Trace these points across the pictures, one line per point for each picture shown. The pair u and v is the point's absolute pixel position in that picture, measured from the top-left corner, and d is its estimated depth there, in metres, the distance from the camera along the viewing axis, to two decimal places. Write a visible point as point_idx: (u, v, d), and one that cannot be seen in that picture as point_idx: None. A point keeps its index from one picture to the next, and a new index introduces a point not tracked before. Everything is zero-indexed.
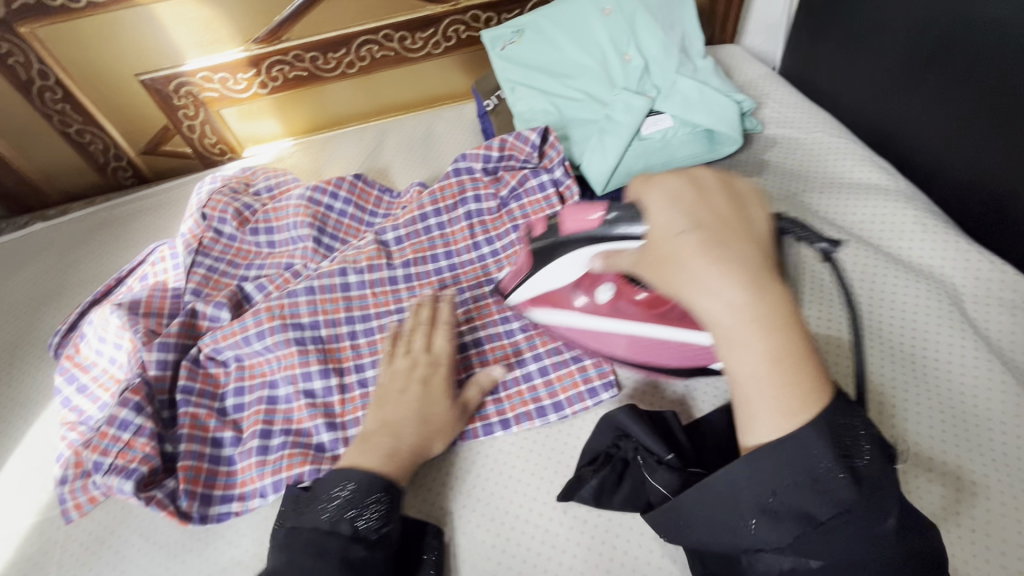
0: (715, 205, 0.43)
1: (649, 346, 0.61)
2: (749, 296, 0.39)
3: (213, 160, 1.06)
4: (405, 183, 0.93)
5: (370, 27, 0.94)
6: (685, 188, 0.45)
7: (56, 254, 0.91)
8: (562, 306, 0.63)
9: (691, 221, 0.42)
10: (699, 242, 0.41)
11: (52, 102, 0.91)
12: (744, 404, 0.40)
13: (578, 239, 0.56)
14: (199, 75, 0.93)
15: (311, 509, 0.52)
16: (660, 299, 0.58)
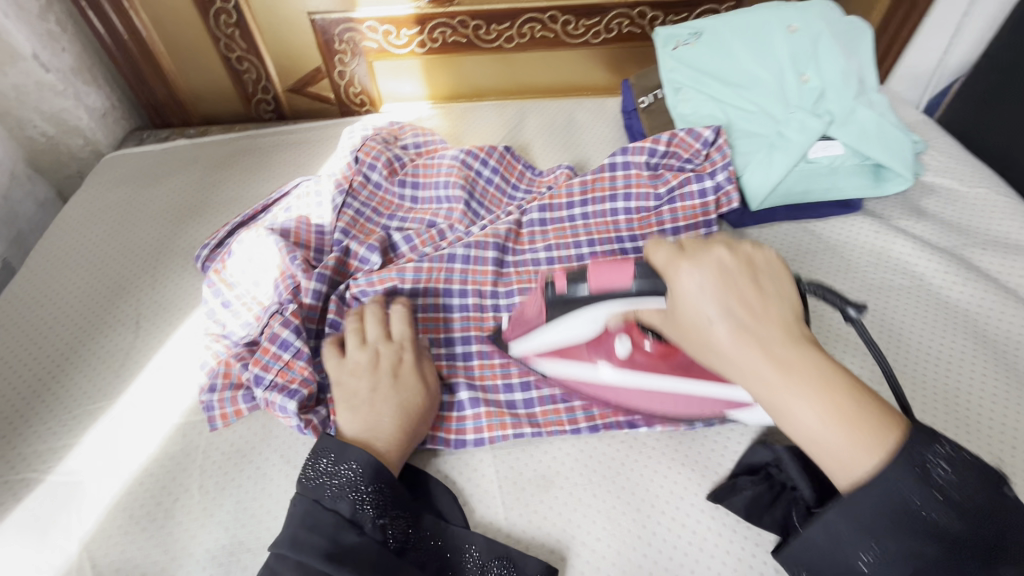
0: (741, 288, 0.44)
1: (697, 401, 0.60)
2: (779, 371, 0.41)
3: (351, 110, 1.08)
4: (545, 164, 0.94)
5: (540, 5, 0.95)
6: (722, 275, 0.44)
7: (199, 172, 0.93)
8: (573, 356, 0.63)
9: (721, 308, 0.43)
10: (732, 331, 0.42)
11: (225, 26, 0.93)
12: (822, 454, 0.41)
13: (604, 293, 0.57)
14: (366, 24, 0.95)
15: (315, 479, 0.53)
16: (672, 349, 0.59)
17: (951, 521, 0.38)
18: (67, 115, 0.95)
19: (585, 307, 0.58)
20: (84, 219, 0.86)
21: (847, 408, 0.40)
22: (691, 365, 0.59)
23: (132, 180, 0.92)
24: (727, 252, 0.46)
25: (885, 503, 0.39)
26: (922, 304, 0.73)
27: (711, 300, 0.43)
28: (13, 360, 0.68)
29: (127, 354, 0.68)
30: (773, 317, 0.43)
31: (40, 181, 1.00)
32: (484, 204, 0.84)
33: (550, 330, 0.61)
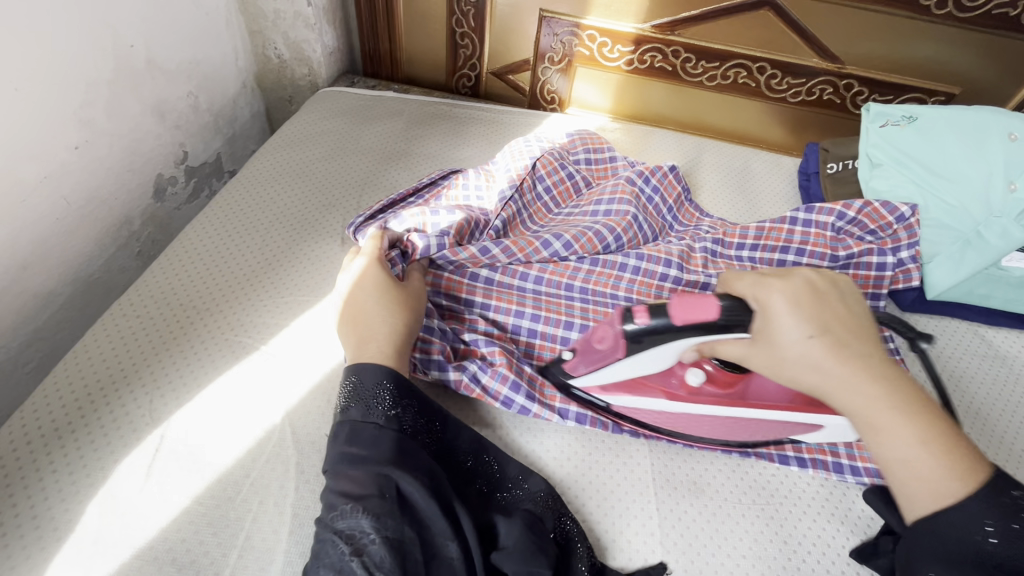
0: (834, 308, 0.53)
1: (753, 431, 0.61)
2: (880, 382, 0.50)
3: (539, 105, 1.15)
4: (714, 204, 0.97)
5: (754, 54, 0.99)
6: (808, 291, 0.53)
7: (404, 123, 1.02)
8: (643, 390, 0.62)
9: (816, 325, 0.51)
10: (826, 346, 0.51)
11: (464, 4, 1.03)
12: (910, 479, 0.48)
13: (689, 329, 0.55)
14: (587, 32, 1.02)
15: (347, 398, 0.55)
16: (734, 378, 0.62)
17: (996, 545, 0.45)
18: (305, 46, 1.06)
19: (666, 341, 0.57)
20: (303, 137, 0.96)
21: (946, 436, 0.49)
22: (745, 396, 0.62)
23: (352, 114, 1.02)
24: (811, 272, 0.56)
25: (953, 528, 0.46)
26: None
27: (799, 322, 0.51)
28: (238, 240, 0.78)
29: (334, 263, 0.76)
30: (859, 331, 0.53)
31: (257, 96, 1.13)
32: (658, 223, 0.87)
33: (617, 367, 0.61)
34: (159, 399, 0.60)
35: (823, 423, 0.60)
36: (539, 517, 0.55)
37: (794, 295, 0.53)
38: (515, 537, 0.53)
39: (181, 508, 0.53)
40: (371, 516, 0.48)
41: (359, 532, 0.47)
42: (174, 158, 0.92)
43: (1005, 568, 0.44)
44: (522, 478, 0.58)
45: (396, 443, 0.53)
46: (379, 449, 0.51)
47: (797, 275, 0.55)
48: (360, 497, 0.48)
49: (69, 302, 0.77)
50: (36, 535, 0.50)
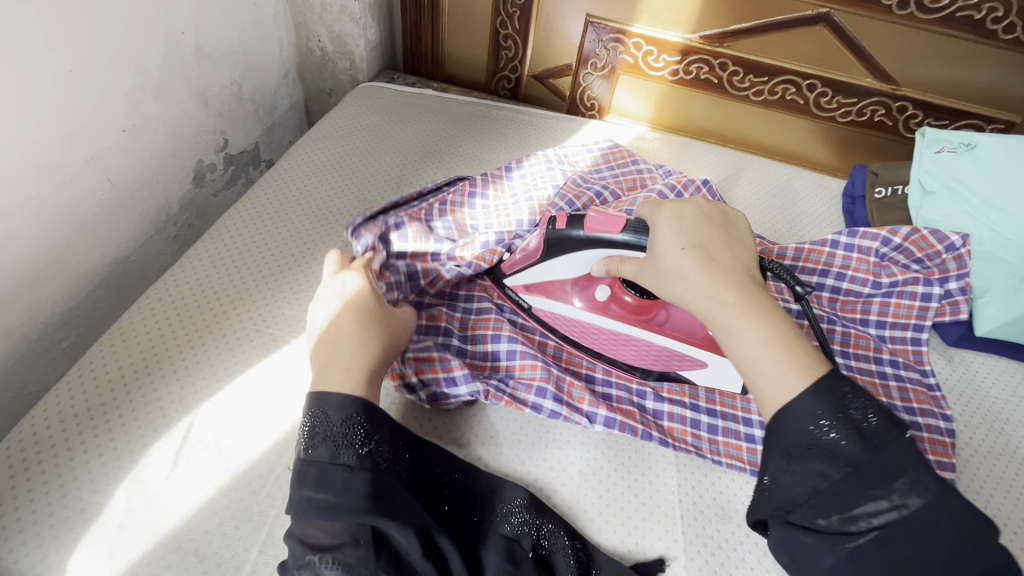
0: (708, 229, 0.57)
1: (659, 357, 0.70)
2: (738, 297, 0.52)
3: (577, 111, 1.14)
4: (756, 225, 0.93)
5: (805, 71, 0.96)
6: (696, 217, 0.58)
7: (442, 123, 1.01)
8: (555, 296, 0.72)
9: (693, 240, 0.56)
10: (695, 258, 0.54)
11: (510, 5, 1.02)
12: (753, 372, 0.50)
13: (598, 238, 0.63)
14: (634, 40, 1.00)
15: (313, 439, 0.52)
16: (645, 306, 0.71)
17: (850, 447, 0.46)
18: (349, 40, 1.06)
19: (581, 248, 0.65)
20: (343, 131, 0.96)
21: (788, 334, 0.50)
22: (663, 323, 0.71)
23: (395, 110, 1.02)
24: (704, 201, 0.60)
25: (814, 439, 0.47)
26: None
27: (680, 235, 0.56)
28: (273, 232, 0.78)
29: None
30: (737, 256, 0.56)
31: (298, 87, 1.14)
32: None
33: (539, 270, 0.70)
34: (190, 387, 0.59)
35: (708, 362, 0.67)
36: (516, 535, 0.55)
37: (677, 214, 0.58)
38: (494, 564, 0.53)
39: (206, 499, 0.52)
40: (340, 567, 0.46)
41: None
42: (215, 144, 0.93)
43: (859, 468, 0.46)
44: (514, 511, 0.57)
45: (369, 486, 0.51)
46: (349, 498, 0.50)
47: (696, 202, 0.59)
48: (332, 546, 0.47)
49: (105, 282, 0.78)
50: (63, 515, 0.50)
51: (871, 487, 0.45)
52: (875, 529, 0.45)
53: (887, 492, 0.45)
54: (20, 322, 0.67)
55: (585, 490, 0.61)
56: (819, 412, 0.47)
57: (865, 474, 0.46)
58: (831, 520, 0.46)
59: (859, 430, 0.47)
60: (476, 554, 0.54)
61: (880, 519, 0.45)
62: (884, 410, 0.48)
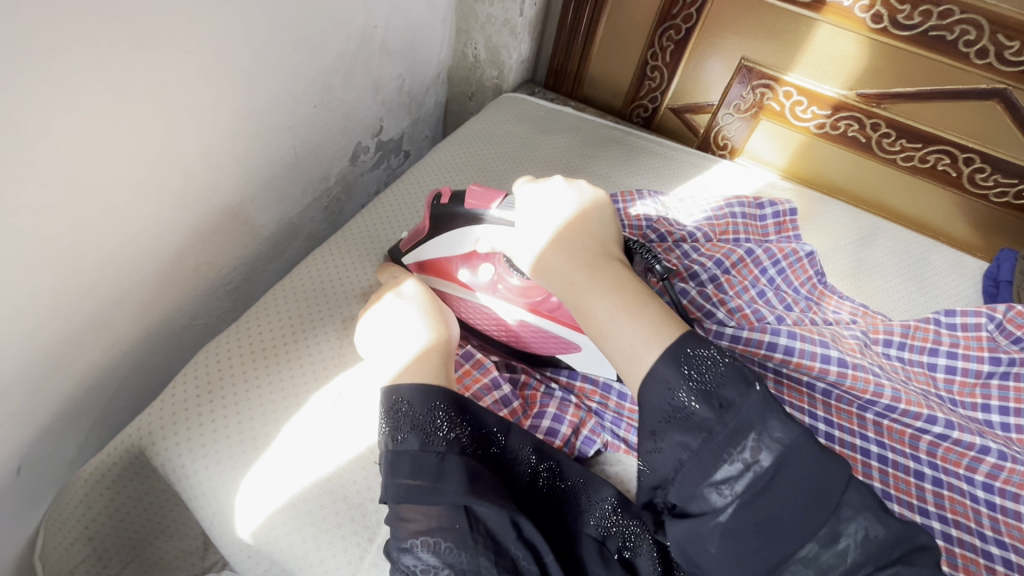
0: (583, 233, 0.55)
1: (559, 342, 0.67)
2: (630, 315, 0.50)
3: (707, 148, 1.15)
4: (888, 300, 0.88)
5: (964, 143, 0.93)
6: (578, 222, 0.56)
7: (579, 141, 1.05)
8: (447, 277, 0.71)
9: (583, 256, 0.53)
10: (584, 275, 0.52)
11: (666, 39, 1.05)
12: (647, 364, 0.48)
13: (478, 212, 0.63)
14: (784, 88, 1.00)
15: (396, 430, 0.51)
16: (532, 291, 0.65)
17: (702, 409, 0.45)
18: (503, 51, 1.12)
19: (465, 225, 0.65)
20: (490, 137, 1.02)
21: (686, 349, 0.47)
22: (554, 310, 0.65)
23: (538, 123, 1.08)
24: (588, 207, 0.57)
25: (655, 405, 0.46)
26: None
27: (570, 250, 0.54)
28: (422, 219, 0.84)
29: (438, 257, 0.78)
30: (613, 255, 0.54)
31: (445, 87, 1.21)
32: (790, 295, 0.83)
33: (436, 246, 0.69)
34: (348, 346, 0.64)
35: (581, 345, 0.66)
36: (604, 536, 0.55)
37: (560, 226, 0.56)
38: (592, 565, 0.53)
39: (356, 452, 0.56)
40: (441, 551, 0.47)
41: (430, 567, 0.47)
42: (373, 129, 1.01)
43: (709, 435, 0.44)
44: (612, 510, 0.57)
45: (463, 469, 0.50)
46: (446, 482, 0.49)
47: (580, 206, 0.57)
48: (428, 529, 0.48)
49: (269, 238, 0.85)
50: (238, 439, 0.55)
51: (725, 450, 0.43)
52: (737, 497, 0.43)
53: (739, 453, 0.43)
54: (204, 261, 0.75)
55: None
56: (670, 382, 0.45)
57: (718, 439, 0.44)
58: (700, 494, 0.44)
59: (705, 393, 0.45)
60: (571, 553, 0.54)
61: (737, 484, 0.43)
62: (735, 363, 0.46)
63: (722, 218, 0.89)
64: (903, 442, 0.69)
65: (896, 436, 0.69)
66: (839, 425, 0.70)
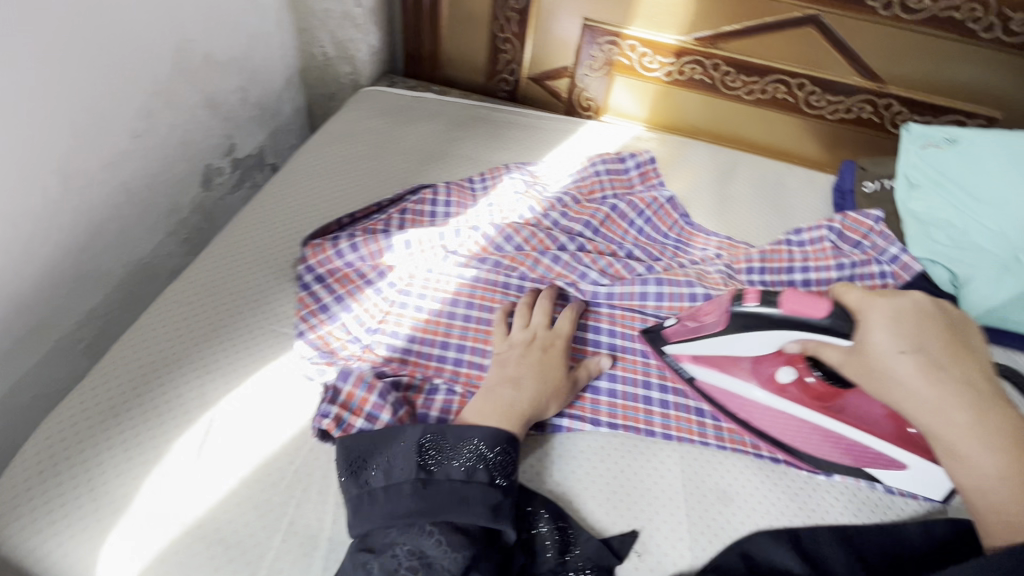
0: (950, 334, 0.51)
1: (841, 443, 0.63)
2: (976, 418, 0.47)
3: (574, 112, 1.17)
4: (757, 233, 0.93)
5: (793, 70, 1.00)
6: (919, 313, 0.52)
7: (444, 125, 1.04)
8: (727, 368, 0.66)
9: (914, 344, 0.50)
10: (915, 364, 0.49)
11: (508, 9, 1.05)
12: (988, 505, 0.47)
13: (794, 321, 0.58)
14: (628, 42, 1.03)
15: (457, 449, 0.54)
16: (830, 394, 0.62)
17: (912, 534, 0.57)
18: (351, 45, 1.08)
19: (776, 329, 0.60)
20: (354, 135, 0.99)
21: (1010, 433, 0.47)
22: (842, 411, 0.63)
23: (400, 114, 1.05)
24: (926, 298, 0.53)
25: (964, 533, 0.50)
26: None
27: (896, 331, 0.51)
28: (285, 233, 0.80)
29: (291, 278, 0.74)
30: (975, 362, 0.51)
31: (301, 92, 1.16)
32: (658, 243, 0.87)
33: (709, 342, 0.65)
34: (210, 383, 0.62)
35: (909, 463, 0.60)
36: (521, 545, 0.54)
37: (898, 312, 0.52)
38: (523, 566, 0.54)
39: (226, 491, 0.54)
40: (439, 551, 0.48)
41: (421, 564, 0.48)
42: (222, 149, 0.95)
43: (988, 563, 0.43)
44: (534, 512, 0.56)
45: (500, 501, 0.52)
46: (473, 504, 0.51)
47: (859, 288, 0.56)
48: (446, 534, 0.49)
49: (119, 285, 0.80)
50: (93, 507, 0.52)
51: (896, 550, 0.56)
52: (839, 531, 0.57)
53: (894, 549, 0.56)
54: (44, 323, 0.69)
55: (593, 477, 0.61)
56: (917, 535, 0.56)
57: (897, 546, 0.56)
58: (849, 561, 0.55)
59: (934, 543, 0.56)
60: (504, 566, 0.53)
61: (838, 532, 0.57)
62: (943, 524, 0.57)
63: (587, 181, 0.91)
64: None
65: None
66: None
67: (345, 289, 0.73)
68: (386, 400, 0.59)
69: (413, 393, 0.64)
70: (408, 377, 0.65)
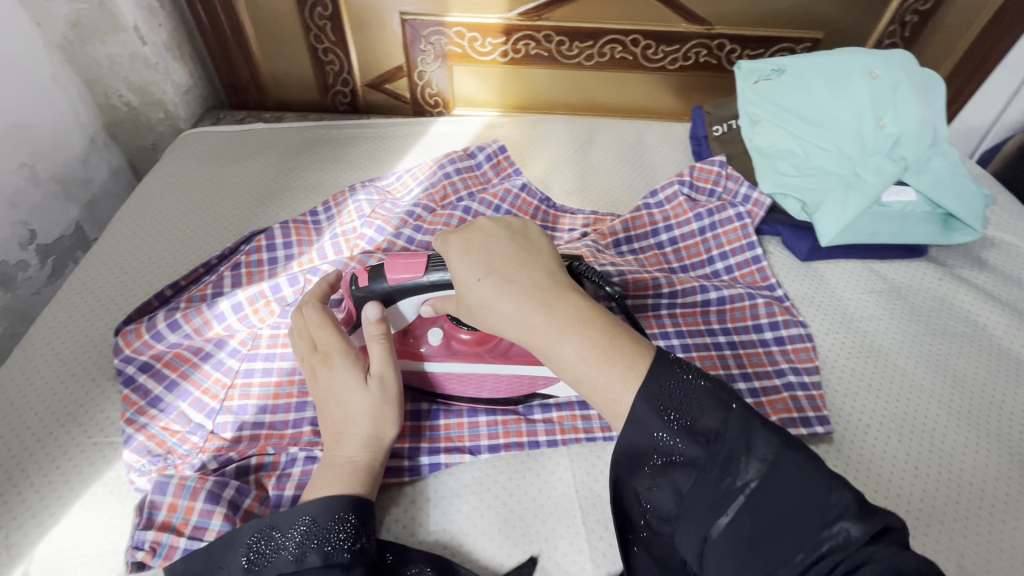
0: (476, 240, 0.49)
1: (539, 376, 0.62)
2: (545, 314, 0.45)
3: (423, 110, 1.11)
4: (620, 198, 0.92)
5: (624, 28, 0.98)
6: (486, 238, 0.50)
7: (279, 156, 0.95)
8: (449, 364, 0.62)
9: (484, 268, 0.47)
10: (545, 321, 0.45)
11: (318, 18, 0.96)
12: (591, 391, 0.45)
13: (407, 287, 0.55)
14: (454, 30, 0.98)
15: (281, 535, 0.47)
16: (486, 335, 0.62)
17: None
18: (153, 88, 0.96)
19: (400, 301, 0.57)
20: (176, 188, 0.89)
21: (599, 339, 0.45)
22: (510, 343, 0.62)
23: (227, 154, 0.95)
24: (492, 219, 0.52)
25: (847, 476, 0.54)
26: (965, 440, 0.67)
27: (481, 266, 0.47)
28: (101, 323, 0.70)
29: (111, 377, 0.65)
30: (534, 264, 0.48)
31: (114, 149, 1.03)
32: None
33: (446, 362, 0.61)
34: (16, 531, 0.53)
35: None
36: None
37: (484, 248, 0.49)
38: None
39: None
40: None
41: None
42: (19, 240, 0.83)
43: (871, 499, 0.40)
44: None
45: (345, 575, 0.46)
46: None
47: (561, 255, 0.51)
48: None
49: None
50: None
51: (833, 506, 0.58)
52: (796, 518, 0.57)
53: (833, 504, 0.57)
54: None
55: (481, 511, 0.57)
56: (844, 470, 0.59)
57: None
58: None
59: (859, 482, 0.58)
60: None
61: None
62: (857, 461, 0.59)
63: (440, 187, 0.86)
64: None
65: None
66: None
67: (178, 372, 0.65)
68: (216, 503, 0.54)
69: (266, 472, 0.58)
70: (258, 457, 0.59)
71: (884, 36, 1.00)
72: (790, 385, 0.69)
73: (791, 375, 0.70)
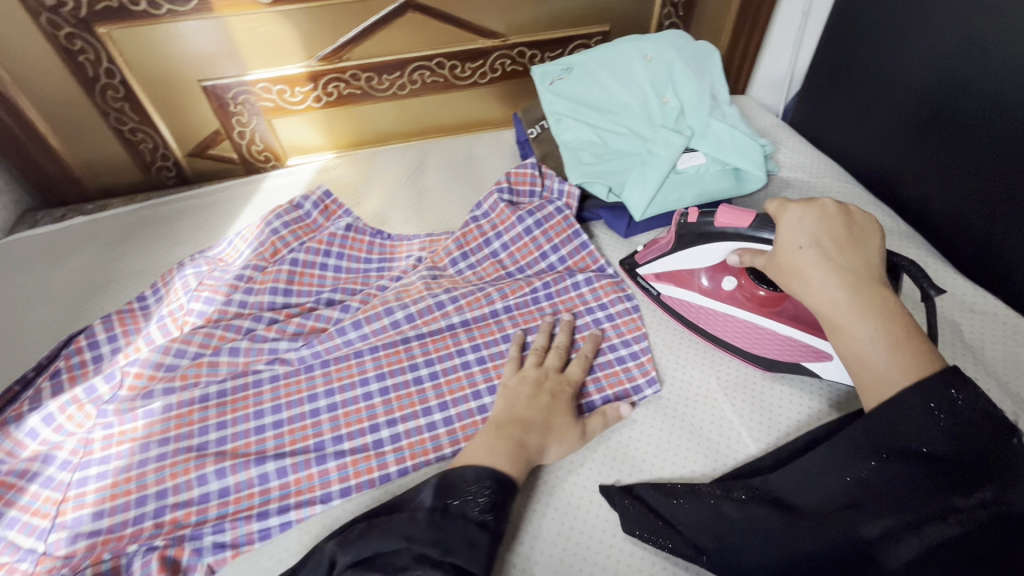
0: (845, 229, 0.57)
1: (790, 346, 0.71)
2: (850, 291, 0.52)
3: (257, 167, 1.10)
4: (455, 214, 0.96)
5: (424, 53, 1.02)
6: (823, 216, 0.58)
7: (102, 247, 0.92)
8: (684, 284, 0.78)
9: (810, 237, 0.57)
10: (818, 256, 0.55)
11: (113, 100, 0.95)
12: (865, 366, 0.50)
13: (726, 232, 0.68)
14: (259, 86, 0.98)
15: (461, 497, 0.53)
16: (776, 299, 0.73)
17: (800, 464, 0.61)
18: None
19: (713, 241, 0.71)
20: None
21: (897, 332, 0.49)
22: (794, 314, 0.72)
23: (45, 256, 0.91)
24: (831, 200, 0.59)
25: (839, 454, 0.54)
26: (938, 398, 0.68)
27: (803, 232, 0.58)
28: None
29: None
30: (864, 255, 0.55)
31: None
32: (360, 272, 0.86)
33: (672, 258, 0.77)
34: None
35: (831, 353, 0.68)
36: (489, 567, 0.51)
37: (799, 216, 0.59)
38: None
39: None
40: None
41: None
42: None
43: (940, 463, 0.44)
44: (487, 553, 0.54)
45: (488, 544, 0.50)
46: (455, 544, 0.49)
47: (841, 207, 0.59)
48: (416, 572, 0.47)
49: None
50: None
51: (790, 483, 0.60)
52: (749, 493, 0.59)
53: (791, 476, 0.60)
54: None
55: None
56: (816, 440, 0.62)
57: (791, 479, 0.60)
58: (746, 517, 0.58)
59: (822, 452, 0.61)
60: None
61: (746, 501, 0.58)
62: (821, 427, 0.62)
63: (269, 247, 0.85)
64: (447, 342, 0.76)
65: (441, 343, 0.76)
66: (390, 372, 0.73)
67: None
68: None
69: None
70: (92, 566, 0.57)
71: (662, 18, 1.10)
72: (620, 355, 0.74)
73: (622, 347, 0.75)
